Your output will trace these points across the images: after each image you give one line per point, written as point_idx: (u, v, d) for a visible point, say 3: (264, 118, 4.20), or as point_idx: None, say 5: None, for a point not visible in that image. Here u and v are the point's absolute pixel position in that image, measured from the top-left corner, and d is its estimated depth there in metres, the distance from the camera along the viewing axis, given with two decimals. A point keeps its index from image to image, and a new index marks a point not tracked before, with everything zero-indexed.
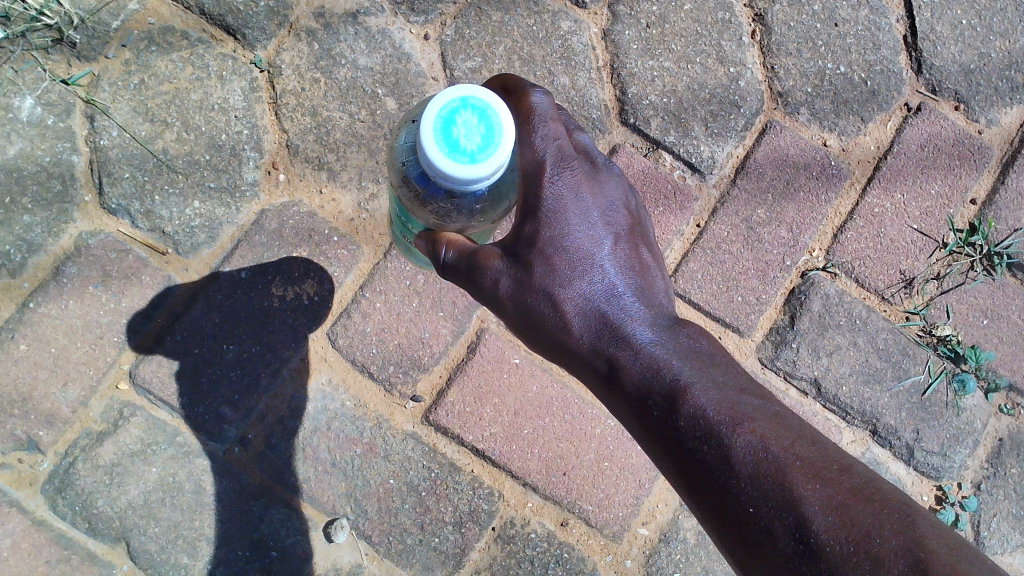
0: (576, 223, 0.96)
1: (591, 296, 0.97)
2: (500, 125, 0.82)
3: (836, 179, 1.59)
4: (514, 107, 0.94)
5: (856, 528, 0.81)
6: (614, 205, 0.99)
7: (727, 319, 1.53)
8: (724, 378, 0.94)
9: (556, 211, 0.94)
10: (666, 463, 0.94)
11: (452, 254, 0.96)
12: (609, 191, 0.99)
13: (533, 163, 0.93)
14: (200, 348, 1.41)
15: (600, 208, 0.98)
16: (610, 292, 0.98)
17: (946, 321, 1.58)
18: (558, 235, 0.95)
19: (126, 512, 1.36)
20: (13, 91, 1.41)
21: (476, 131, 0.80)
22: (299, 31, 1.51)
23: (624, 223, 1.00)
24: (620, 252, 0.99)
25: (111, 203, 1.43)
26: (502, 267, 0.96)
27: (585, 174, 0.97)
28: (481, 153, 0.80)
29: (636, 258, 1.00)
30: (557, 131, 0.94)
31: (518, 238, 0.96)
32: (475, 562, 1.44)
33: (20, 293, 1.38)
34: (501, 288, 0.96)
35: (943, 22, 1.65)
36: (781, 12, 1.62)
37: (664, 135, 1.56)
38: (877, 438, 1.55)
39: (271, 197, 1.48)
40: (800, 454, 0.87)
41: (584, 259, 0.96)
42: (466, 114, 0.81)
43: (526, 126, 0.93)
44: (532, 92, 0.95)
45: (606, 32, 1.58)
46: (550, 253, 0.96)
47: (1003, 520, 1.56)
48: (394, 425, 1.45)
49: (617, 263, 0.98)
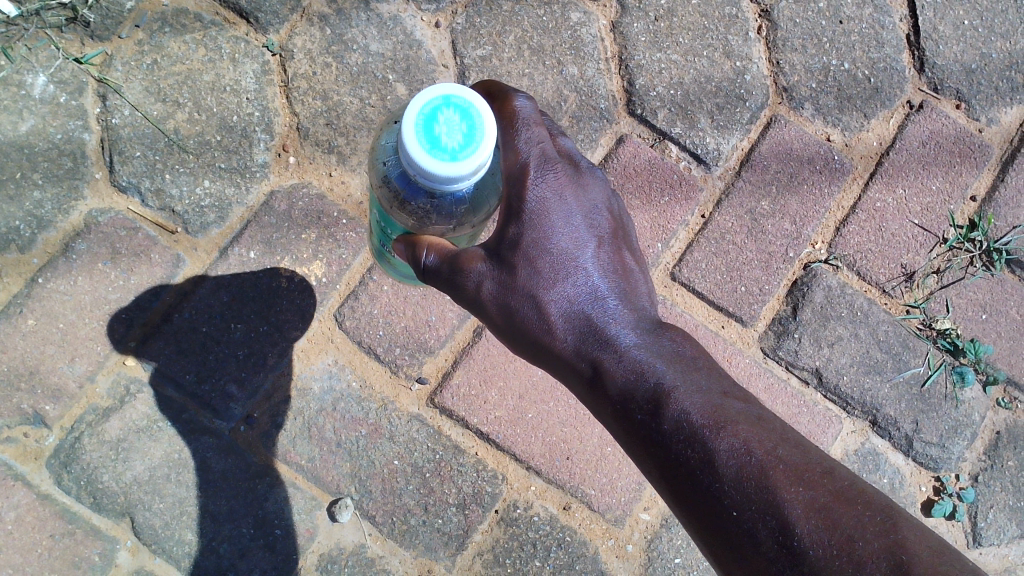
0: (559, 226, 0.97)
1: (574, 299, 0.99)
2: (482, 124, 0.82)
3: (839, 174, 1.61)
4: (497, 112, 0.95)
5: (838, 531, 0.82)
6: (597, 208, 1.01)
7: (730, 308, 1.55)
8: (707, 382, 0.97)
9: (538, 213, 0.95)
10: (646, 463, 0.97)
11: (433, 257, 0.95)
12: (592, 194, 1.01)
13: (516, 165, 0.94)
14: (208, 327, 1.42)
15: (582, 211, 0.99)
16: (593, 295, 0.99)
17: (946, 315, 1.59)
18: (541, 238, 0.96)
19: (131, 487, 1.36)
20: (27, 68, 1.42)
21: (458, 128, 0.80)
22: (311, 16, 1.53)
23: (607, 227, 1.02)
24: (603, 256, 1.00)
25: (121, 180, 1.44)
26: (485, 269, 0.96)
27: (567, 177, 0.98)
28: (462, 152, 0.80)
29: (618, 261, 1.02)
30: (541, 135, 0.95)
31: (501, 241, 0.96)
32: (478, 543, 1.44)
33: (29, 268, 1.39)
34: (485, 290, 0.96)
35: (946, 22, 1.68)
36: (787, 8, 1.65)
37: (670, 127, 1.58)
38: (878, 428, 1.56)
39: (280, 178, 1.49)
40: (783, 457, 0.88)
41: (567, 262, 0.98)
42: (448, 112, 0.80)
43: (509, 129, 0.94)
44: (515, 97, 0.95)
45: (614, 24, 1.60)
46: (534, 256, 0.97)
47: (999, 511, 1.57)
48: (399, 407, 1.46)
49: (601, 267, 1.00)
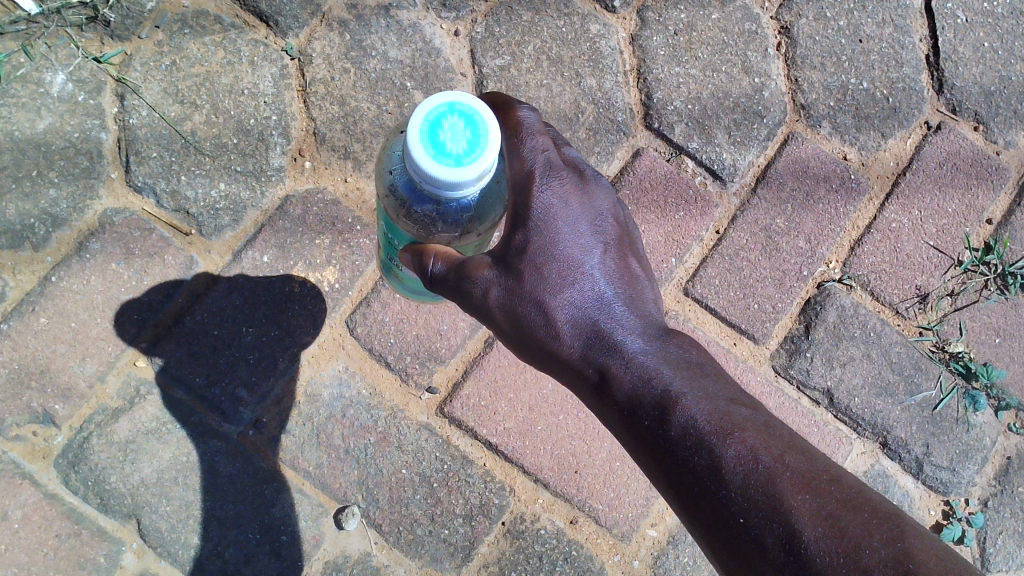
0: (565, 233, 0.96)
1: (581, 305, 0.98)
2: (488, 131, 0.81)
3: (855, 193, 1.61)
4: (502, 122, 0.94)
5: (845, 538, 0.81)
6: (602, 215, 1.00)
7: (742, 325, 1.54)
8: (714, 388, 0.95)
9: (544, 220, 0.94)
10: (654, 470, 0.95)
11: (441, 265, 0.94)
12: (597, 201, 0.99)
13: (522, 173, 0.93)
14: (220, 330, 1.42)
15: (588, 217, 0.98)
16: (600, 300, 0.98)
17: (959, 338, 1.59)
18: (547, 244, 0.95)
19: (139, 489, 1.36)
20: (46, 66, 1.42)
21: (463, 134, 0.79)
22: (331, 21, 1.53)
23: (613, 233, 1.00)
24: (609, 262, 0.99)
25: (137, 181, 1.44)
26: (492, 276, 0.96)
27: (573, 184, 0.97)
28: (467, 157, 0.79)
29: (625, 268, 1.01)
30: (546, 144, 0.94)
31: (508, 248, 0.96)
32: (483, 555, 1.43)
33: (43, 266, 1.39)
34: (491, 297, 0.96)
35: (966, 43, 1.68)
36: (807, 25, 1.64)
37: (687, 141, 1.58)
38: (887, 450, 1.55)
39: (296, 183, 1.49)
40: (790, 464, 0.87)
41: (573, 268, 0.97)
42: (453, 118, 0.80)
43: (514, 138, 0.93)
44: (520, 108, 0.94)
45: (634, 37, 1.60)
46: (539, 262, 0.96)
47: (1008, 537, 1.56)
48: (408, 416, 1.45)
49: (607, 272, 0.99)
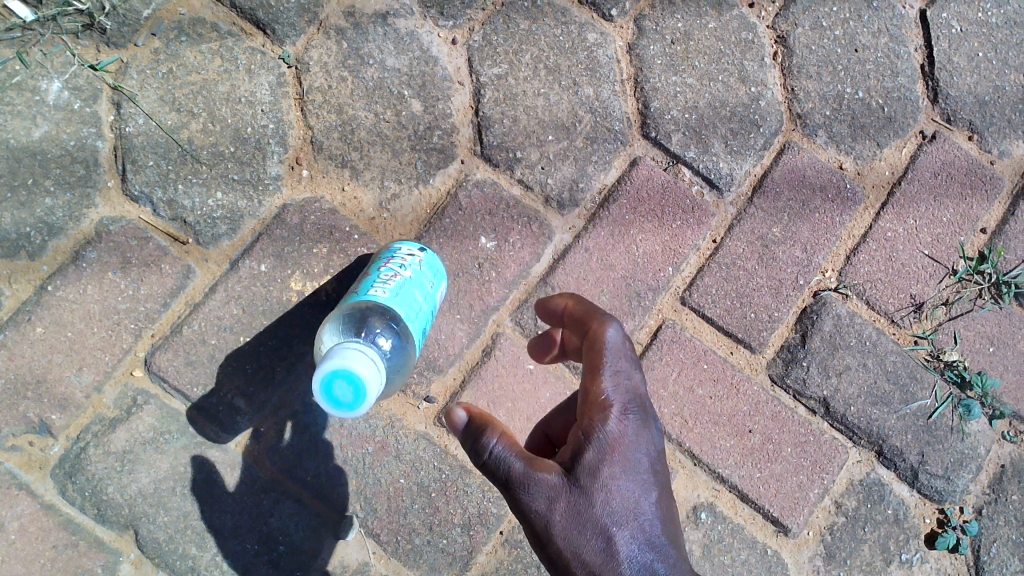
0: (631, 468, 1.04)
1: (630, 471, 1.03)
2: (368, 377, 1.02)
3: (851, 202, 1.62)
4: (593, 342, 1.11)
5: None
6: (663, 462, 1.08)
7: (738, 334, 1.54)
8: None
9: (615, 448, 1.04)
10: None
11: (503, 445, 1.04)
12: (658, 447, 1.09)
13: (602, 398, 1.07)
14: (217, 339, 1.42)
15: (652, 461, 1.07)
16: (650, 522, 1.03)
17: (953, 347, 1.59)
18: (614, 473, 1.03)
19: (136, 500, 1.35)
20: (42, 74, 1.41)
21: (348, 392, 1.02)
22: (328, 29, 1.52)
23: (668, 484, 1.08)
24: (663, 507, 1.06)
25: (133, 190, 1.43)
26: (556, 474, 1.03)
27: (644, 423, 1.08)
28: (356, 404, 1.02)
29: (675, 519, 1.07)
30: (631, 376, 1.10)
31: (577, 463, 1.03)
32: (481, 564, 1.44)
33: (39, 276, 1.40)
34: (553, 487, 1.02)
35: (960, 53, 1.69)
36: (803, 35, 1.65)
37: (684, 150, 1.58)
38: (882, 459, 1.55)
39: (293, 191, 1.49)
40: None
41: (632, 502, 1.02)
42: (341, 381, 1.01)
43: (601, 361, 1.09)
44: (611, 327, 1.12)
45: (631, 46, 1.60)
46: (602, 490, 1.02)
47: (1002, 545, 1.57)
48: (406, 425, 1.44)
49: (660, 511, 1.04)
